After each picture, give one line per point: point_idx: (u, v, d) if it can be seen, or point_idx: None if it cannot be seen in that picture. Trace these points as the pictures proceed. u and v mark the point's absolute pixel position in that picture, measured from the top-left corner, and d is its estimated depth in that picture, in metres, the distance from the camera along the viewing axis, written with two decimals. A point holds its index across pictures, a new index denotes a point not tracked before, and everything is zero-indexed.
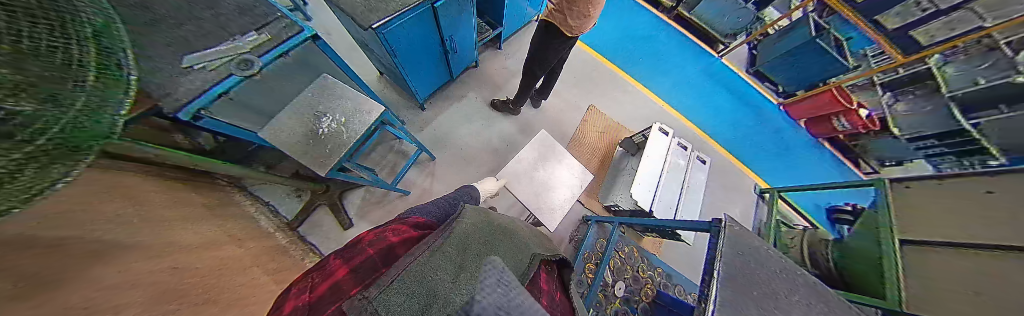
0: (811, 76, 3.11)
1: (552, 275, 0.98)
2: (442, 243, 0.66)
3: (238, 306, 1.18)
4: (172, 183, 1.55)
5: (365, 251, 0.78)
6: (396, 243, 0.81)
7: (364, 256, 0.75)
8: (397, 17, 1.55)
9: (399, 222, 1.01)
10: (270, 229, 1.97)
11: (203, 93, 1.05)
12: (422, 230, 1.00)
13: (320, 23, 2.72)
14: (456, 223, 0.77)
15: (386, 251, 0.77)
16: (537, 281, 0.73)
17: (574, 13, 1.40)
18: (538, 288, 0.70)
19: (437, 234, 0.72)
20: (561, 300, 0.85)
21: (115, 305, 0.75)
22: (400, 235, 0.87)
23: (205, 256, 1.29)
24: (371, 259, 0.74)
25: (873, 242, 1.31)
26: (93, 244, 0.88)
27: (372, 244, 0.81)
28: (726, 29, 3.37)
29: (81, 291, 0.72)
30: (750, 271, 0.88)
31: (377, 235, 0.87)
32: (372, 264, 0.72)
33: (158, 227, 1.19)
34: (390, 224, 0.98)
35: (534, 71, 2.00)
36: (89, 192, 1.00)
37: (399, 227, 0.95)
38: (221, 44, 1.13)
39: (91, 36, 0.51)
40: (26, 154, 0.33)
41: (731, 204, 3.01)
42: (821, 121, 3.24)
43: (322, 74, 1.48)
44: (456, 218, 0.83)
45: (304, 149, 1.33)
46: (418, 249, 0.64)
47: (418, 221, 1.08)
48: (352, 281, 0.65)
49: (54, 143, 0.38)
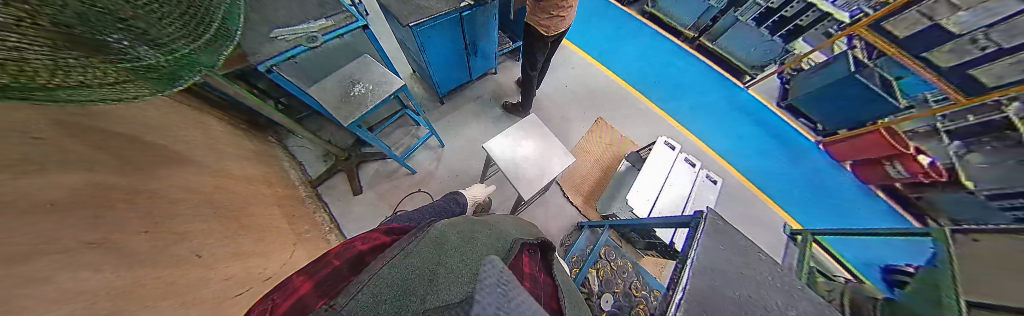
0: (852, 115, 2.86)
1: (535, 259, 0.93)
2: (418, 242, 0.63)
3: (244, 231, 1.36)
4: (230, 130, 1.92)
5: (328, 264, 0.68)
6: (365, 251, 0.73)
7: (329, 269, 0.65)
8: (431, 20, 1.87)
9: (370, 231, 0.94)
10: (297, 181, 2.27)
11: (279, 54, 1.39)
12: (396, 235, 0.94)
13: (376, 29, 3.30)
14: (431, 225, 0.75)
15: (354, 259, 0.69)
16: (520, 264, 0.77)
17: (546, 14, 1.81)
18: (520, 270, 0.73)
19: (410, 237, 0.68)
20: (545, 279, 0.83)
21: (125, 200, 0.90)
22: (370, 242, 0.80)
23: (237, 186, 1.55)
24: (339, 268, 0.65)
25: (931, 300, 1.06)
26: (135, 154, 1.09)
27: (339, 256, 0.73)
28: (755, 60, 3.29)
29: (107, 184, 0.88)
30: (730, 269, 0.82)
31: (344, 247, 0.80)
32: (339, 273, 0.63)
33: (205, 157, 1.47)
34: (362, 233, 0.91)
35: (529, 73, 2.33)
36: (134, 116, 1.24)
37: (371, 235, 0.89)
38: (300, 24, 1.47)
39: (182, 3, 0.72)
40: (71, 45, 0.45)
41: (759, 238, 2.71)
42: (871, 165, 2.87)
43: (362, 55, 1.81)
44: (428, 225, 0.78)
45: (336, 105, 1.62)
46: (390, 253, 0.59)
47: (392, 226, 1.02)
48: (316, 294, 0.53)
49: (97, 49, 0.51)
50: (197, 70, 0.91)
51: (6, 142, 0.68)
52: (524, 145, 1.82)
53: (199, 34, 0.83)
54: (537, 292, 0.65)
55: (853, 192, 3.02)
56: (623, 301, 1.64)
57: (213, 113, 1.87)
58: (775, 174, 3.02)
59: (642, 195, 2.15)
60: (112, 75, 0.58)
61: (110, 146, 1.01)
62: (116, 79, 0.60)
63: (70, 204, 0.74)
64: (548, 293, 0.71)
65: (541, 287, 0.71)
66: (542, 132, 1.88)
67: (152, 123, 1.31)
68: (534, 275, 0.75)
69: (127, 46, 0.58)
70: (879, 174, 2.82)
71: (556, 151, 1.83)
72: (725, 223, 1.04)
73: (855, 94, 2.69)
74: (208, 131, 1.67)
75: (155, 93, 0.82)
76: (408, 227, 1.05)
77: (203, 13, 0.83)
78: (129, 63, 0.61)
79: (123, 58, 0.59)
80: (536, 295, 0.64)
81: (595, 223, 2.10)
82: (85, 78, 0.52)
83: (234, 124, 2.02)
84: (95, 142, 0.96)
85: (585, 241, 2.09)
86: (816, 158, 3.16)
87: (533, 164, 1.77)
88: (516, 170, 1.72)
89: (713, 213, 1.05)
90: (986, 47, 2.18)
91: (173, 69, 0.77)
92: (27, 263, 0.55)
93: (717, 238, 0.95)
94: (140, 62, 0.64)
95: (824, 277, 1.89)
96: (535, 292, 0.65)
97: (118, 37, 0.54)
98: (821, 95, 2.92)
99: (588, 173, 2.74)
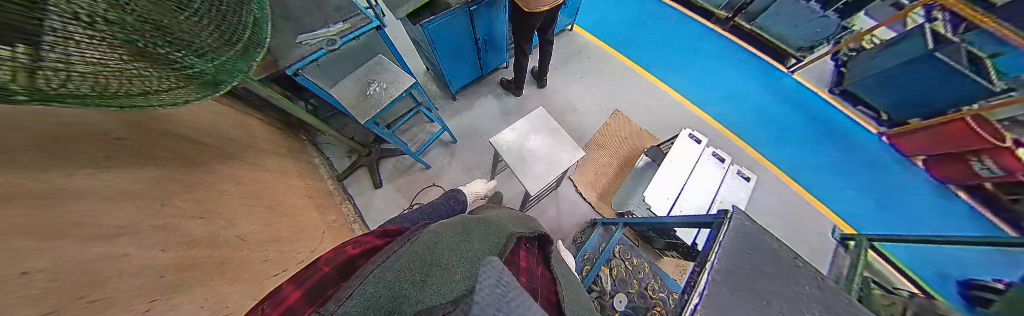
0: (927, 99, 2.42)
1: (533, 252, 0.94)
2: (408, 246, 0.64)
3: (285, 221, 1.54)
4: (269, 130, 2.13)
5: (319, 270, 0.69)
6: (356, 255, 0.75)
7: (320, 275, 0.66)
8: (441, 17, 1.89)
9: (362, 236, 0.95)
10: (326, 176, 2.49)
11: (301, 59, 1.52)
12: (389, 238, 0.96)
13: (392, 28, 3.43)
14: (423, 228, 0.76)
15: (344, 264, 0.70)
16: (517, 258, 0.78)
17: None
18: (516, 264, 0.74)
19: (401, 241, 0.70)
20: (544, 272, 0.83)
21: (185, 190, 1.04)
22: (362, 245, 0.82)
23: (277, 180, 1.74)
24: (329, 274, 0.66)
25: None
26: (195, 152, 1.26)
27: (328, 262, 0.73)
28: (800, 41, 2.89)
29: (174, 177, 1.04)
30: (755, 275, 0.74)
31: (336, 251, 0.81)
32: (330, 280, 0.63)
33: (249, 154, 1.66)
34: (352, 239, 0.92)
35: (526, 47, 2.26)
36: (193, 120, 1.42)
37: (362, 239, 0.91)
38: (320, 28, 1.56)
39: (216, 13, 0.78)
40: (131, 60, 0.51)
41: (797, 242, 2.45)
42: (949, 160, 2.43)
43: (377, 55, 1.87)
44: (424, 226, 0.81)
45: (355, 104, 1.71)
46: (379, 258, 0.60)
47: (387, 227, 1.05)
48: (306, 302, 0.53)
49: (154, 60, 0.58)
50: (237, 74, 1.01)
51: (89, 144, 0.81)
52: (531, 139, 1.79)
53: (234, 41, 0.90)
54: (532, 287, 0.64)
55: (921, 191, 2.58)
56: (638, 302, 1.61)
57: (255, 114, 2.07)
58: (820, 170, 2.67)
59: (663, 193, 2.04)
60: (168, 80, 0.65)
61: (172, 145, 1.16)
62: (170, 87, 0.68)
63: (142, 195, 0.86)
64: (547, 287, 0.72)
65: (537, 280, 0.71)
66: (553, 127, 1.84)
67: (204, 124, 1.49)
68: (529, 268, 0.76)
69: (178, 59, 0.66)
70: (960, 171, 2.37)
71: (563, 146, 1.78)
72: (755, 225, 0.94)
73: (933, 76, 2.25)
74: (247, 130, 1.84)
75: (206, 96, 0.93)
76: (403, 229, 1.07)
77: (235, 23, 0.90)
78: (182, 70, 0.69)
79: (176, 69, 0.66)
80: (532, 287, 0.65)
81: (609, 220, 2.00)
82: (146, 87, 0.59)
83: (270, 123, 2.21)
84: (159, 141, 1.10)
85: (599, 238, 2.04)
86: (875, 151, 2.74)
87: (540, 159, 1.74)
88: (523, 166, 1.70)
89: (742, 213, 0.95)
90: None
91: (217, 73, 0.86)
92: (104, 242, 0.65)
93: (742, 239, 0.87)
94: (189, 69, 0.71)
95: (879, 287, 1.66)
96: (532, 288, 0.65)
97: (168, 50, 0.61)
98: (887, 77, 2.49)
99: (603, 169, 2.64)
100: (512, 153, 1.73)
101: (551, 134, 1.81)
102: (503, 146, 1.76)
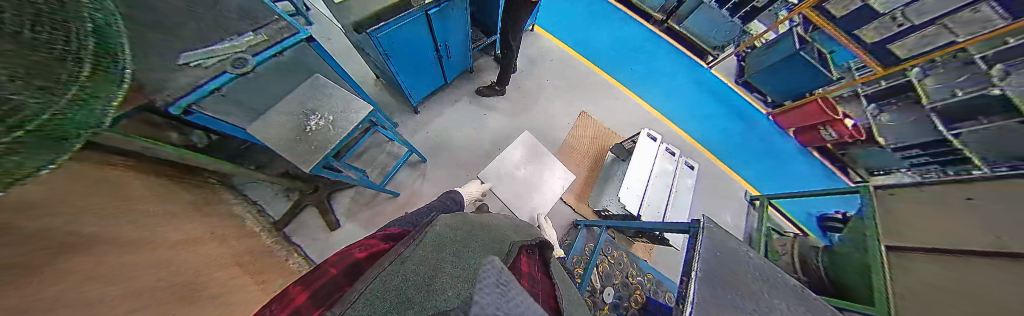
0: (797, 87, 3.19)
1: (535, 260, 0.92)
2: (415, 248, 0.65)
3: (216, 304, 1.21)
4: (162, 178, 1.58)
5: (326, 273, 0.72)
6: (361, 259, 0.79)
7: (328, 277, 0.69)
8: (393, 21, 1.62)
9: (367, 239, 1.01)
10: (256, 228, 2.01)
11: (194, 90, 1.11)
12: (392, 241, 0.99)
13: (321, 29, 2.84)
14: (429, 228, 0.79)
15: (352, 267, 0.73)
16: (518, 265, 0.74)
17: None
18: (518, 269, 0.71)
19: (408, 241, 0.72)
20: (543, 277, 0.81)
21: (65, 298, 0.74)
22: (368, 249, 0.87)
23: (186, 252, 1.32)
24: (335, 277, 0.69)
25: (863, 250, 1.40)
26: (65, 237, 0.89)
27: (334, 265, 0.77)
28: (716, 40, 3.47)
29: (43, 282, 0.73)
30: (726, 273, 0.90)
31: (343, 255, 0.85)
32: (338, 282, 0.65)
33: (139, 223, 1.22)
34: (358, 241, 0.98)
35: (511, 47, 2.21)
36: (71, 181, 1.02)
37: (367, 243, 0.96)
38: (219, 42, 1.17)
39: (23, 57, 0.52)
40: None
41: (721, 210, 3.02)
42: (809, 130, 3.27)
43: (314, 74, 1.56)
44: (431, 223, 0.85)
45: (290, 144, 1.40)
46: (388, 258, 0.62)
47: (389, 232, 1.09)
48: (311, 305, 0.54)
49: None
50: (74, 132, 0.68)
51: None
52: (527, 171, 2.54)
53: (59, 87, 0.61)
54: (534, 291, 0.63)
55: (797, 155, 3.42)
56: (622, 290, 1.77)
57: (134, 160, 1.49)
58: (735, 147, 3.34)
59: (632, 189, 2.28)
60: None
61: (35, 230, 0.80)
62: None
63: (24, 305, 0.61)
64: (547, 291, 0.71)
65: (537, 285, 0.70)
66: (536, 166, 2.56)
67: (74, 186, 1.06)
68: (530, 274, 0.74)
69: None
70: (815, 138, 3.24)
71: (556, 174, 2.57)
72: (718, 229, 1.08)
73: (798, 68, 3.00)
74: (127, 186, 1.31)
75: (31, 173, 0.60)
76: (404, 232, 1.11)
77: (59, 63, 0.61)
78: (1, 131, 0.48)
79: None
80: (534, 292, 0.63)
81: (591, 222, 2.20)
82: None
83: (160, 167, 1.62)
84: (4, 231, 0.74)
85: (583, 239, 2.17)
86: (765, 127, 3.50)
87: (539, 186, 2.52)
88: (528, 194, 2.47)
89: (709, 221, 1.09)
90: (902, 24, 2.50)
91: (40, 135, 0.57)
92: None
93: (713, 247, 1.00)
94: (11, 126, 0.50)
95: (777, 234, 2.21)
96: (532, 291, 0.63)
97: None
98: (771, 71, 3.20)
99: (577, 170, 2.78)
100: (518, 185, 2.47)
101: (544, 164, 2.57)
102: (498, 179, 2.47)
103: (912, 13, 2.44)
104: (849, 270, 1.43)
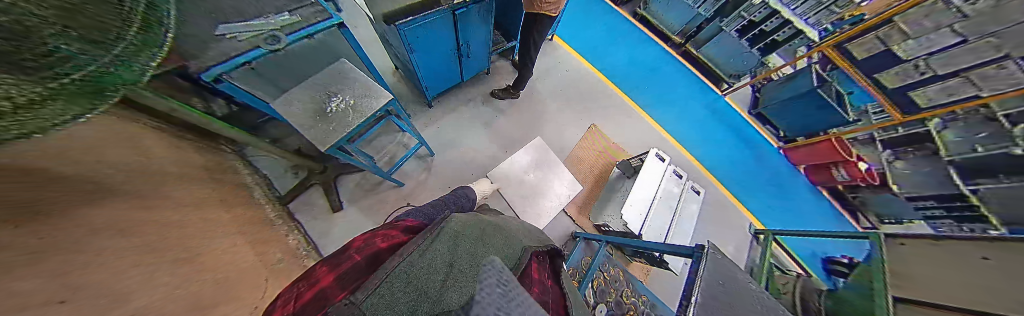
0: (811, 125, 3.14)
1: (546, 266, 0.91)
2: (431, 243, 0.67)
3: (217, 271, 1.22)
4: (181, 142, 1.63)
5: (351, 258, 0.77)
6: (382, 249, 0.81)
7: (351, 263, 0.74)
8: (421, 17, 1.67)
9: (387, 229, 1.02)
10: (261, 200, 2.06)
11: (228, 60, 1.15)
12: (412, 234, 1.00)
13: (349, 16, 2.94)
14: (445, 222, 0.80)
15: (373, 257, 0.76)
16: (529, 271, 0.75)
17: None
18: (529, 278, 0.71)
19: (425, 234, 0.73)
20: (555, 288, 0.80)
21: (76, 245, 0.75)
22: (389, 240, 0.88)
23: (194, 216, 1.34)
24: (359, 265, 0.72)
25: (866, 296, 1.36)
26: (80, 186, 0.91)
27: (360, 251, 0.81)
28: (732, 69, 3.48)
29: (58, 226, 0.75)
30: (731, 302, 0.88)
31: (366, 241, 0.88)
32: (359, 270, 0.70)
33: (154, 182, 1.25)
34: (379, 230, 0.99)
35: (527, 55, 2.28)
36: (93, 137, 1.05)
37: (389, 233, 0.97)
38: (257, 18, 1.22)
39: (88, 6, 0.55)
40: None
41: (722, 239, 2.96)
42: (820, 169, 3.21)
43: (339, 59, 1.62)
44: (446, 219, 0.85)
45: (310, 124, 1.44)
46: (407, 249, 0.65)
47: (409, 224, 1.10)
48: (337, 287, 0.62)
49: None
50: (117, 85, 0.71)
51: None
52: (534, 174, 2.61)
53: (111, 39, 0.64)
54: (544, 299, 0.64)
55: (805, 193, 3.35)
56: (616, 309, 1.72)
57: (159, 121, 1.54)
58: (743, 177, 3.29)
59: (635, 208, 2.27)
60: (20, 99, 0.42)
61: (48, 181, 0.81)
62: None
63: (34, 251, 0.62)
64: (556, 301, 0.71)
65: (547, 293, 0.69)
66: (546, 172, 2.63)
67: (100, 140, 1.09)
68: (541, 281, 0.73)
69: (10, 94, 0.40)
70: (826, 177, 3.17)
71: (563, 183, 2.62)
72: (724, 258, 1.08)
73: (813, 107, 2.97)
74: (148, 146, 1.35)
75: (73, 119, 0.63)
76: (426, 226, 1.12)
77: (114, 16, 0.64)
78: (27, 81, 0.45)
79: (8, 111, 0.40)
80: (544, 302, 0.63)
81: (592, 236, 2.18)
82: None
83: (178, 131, 1.66)
84: (33, 175, 0.77)
85: (581, 252, 2.15)
86: (775, 161, 3.45)
87: (546, 192, 2.58)
88: (536, 199, 2.54)
89: (713, 246, 1.10)
90: (925, 72, 2.49)
91: (88, 81, 0.59)
92: None
93: (716, 272, 1.00)
94: (46, 71, 0.48)
95: (779, 271, 2.16)
96: (542, 298, 0.64)
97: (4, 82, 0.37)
98: (786, 105, 3.16)
99: (581, 181, 2.78)
100: (524, 189, 2.54)
101: (551, 169, 2.64)
102: (506, 181, 2.54)
103: (936, 64, 2.41)
104: (848, 310, 1.40)
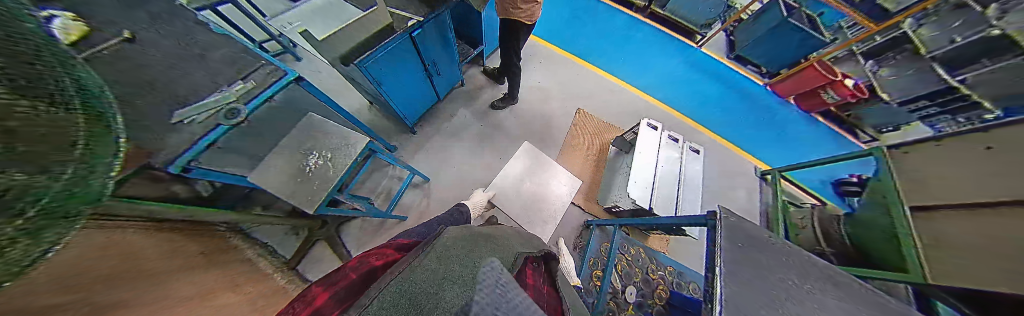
0: (790, 54, 3.12)
1: (538, 271, 0.88)
2: (421, 258, 0.63)
3: None
4: (171, 234, 1.59)
5: (345, 277, 0.75)
6: (377, 265, 0.78)
7: (347, 282, 0.72)
8: (378, 50, 1.61)
9: (381, 247, 0.99)
10: (269, 270, 2.03)
11: (192, 146, 1.13)
12: (406, 250, 0.98)
13: (310, 62, 2.89)
14: (436, 238, 0.76)
15: (367, 273, 0.74)
16: (522, 274, 0.75)
17: None
18: (521, 280, 0.72)
19: (418, 250, 0.70)
20: (548, 289, 0.79)
21: None
22: (383, 257, 0.85)
23: (205, 305, 1.32)
24: (354, 283, 0.70)
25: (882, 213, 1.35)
26: (83, 309, 0.89)
27: (355, 269, 0.79)
28: (700, 19, 3.40)
29: None
30: (754, 260, 0.88)
31: (361, 260, 0.86)
32: (353, 289, 0.67)
33: (156, 284, 1.22)
34: (373, 248, 0.97)
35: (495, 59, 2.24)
36: (80, 257, 1.03)
37: (382, 251, 0.94)
38: (211, 95, 1.20)
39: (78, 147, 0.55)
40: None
41: (732, 190, 2.96)
42: (810, 97, 3.18)
43: (307, 113, 1.60)
44: (438, 234, 0.80)
45: (292, 188, 1.38)
46: (399, 266, 0.60)
47: (400, 242, 1.07)
48: (332, 305, 0.60)
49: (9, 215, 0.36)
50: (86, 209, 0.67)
51: None
52: (531, 180, 2.51)
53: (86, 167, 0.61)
54: (538, 299, 0.65)
55: (800, 123, 3.36)
56: (644, 288, 1.72)
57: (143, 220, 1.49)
58: (737, 122, 3.29)
59: (640, 183, 2.26)
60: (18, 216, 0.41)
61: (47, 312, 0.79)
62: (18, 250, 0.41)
63: None
64: (550, 304, 0.68)
65: (541, 296, 0.68)
66: (542, 176, 2.53)
67: (88, 256, 1.07)
68: (535, 286, 0.73)
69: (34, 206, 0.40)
70: (817, 102, 3.14)
71: (562, 181, 2.51)
72: (738, 219, 1.06)
73: (789, 37, 2.95)
74: (137, 248, 1.31)
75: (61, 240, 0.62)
76: (416, 241, 1.10)
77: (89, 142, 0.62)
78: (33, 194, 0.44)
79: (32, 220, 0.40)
80: (539, 302, 0.64)
81: (602, 221, 2.17)
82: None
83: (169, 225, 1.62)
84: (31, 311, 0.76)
85: (597, 239, 2.14)
86: (764, 99, 3.45)
87: (547, 196, 2.47)
88: (539, 206, 2.44)
89: (724, 210, 1.08)
90: None
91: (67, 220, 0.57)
92: None
93: (734, 235, 0.98)
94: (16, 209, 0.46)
95: (795, 207, 2.17)
96: (536, 298, 0.65)
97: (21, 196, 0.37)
98: (762, 42, 3.16)
99: (580, 168, 2.77)
100: (524, 198, 2.43)
101: (546, 171, 2.54)
102: (503, 195, 2.44)
103: None
104: (870, 231, 1.39)
